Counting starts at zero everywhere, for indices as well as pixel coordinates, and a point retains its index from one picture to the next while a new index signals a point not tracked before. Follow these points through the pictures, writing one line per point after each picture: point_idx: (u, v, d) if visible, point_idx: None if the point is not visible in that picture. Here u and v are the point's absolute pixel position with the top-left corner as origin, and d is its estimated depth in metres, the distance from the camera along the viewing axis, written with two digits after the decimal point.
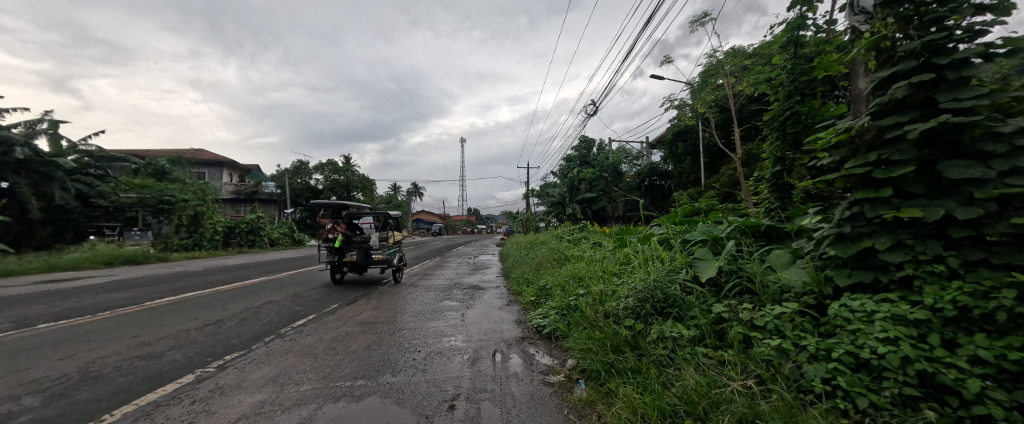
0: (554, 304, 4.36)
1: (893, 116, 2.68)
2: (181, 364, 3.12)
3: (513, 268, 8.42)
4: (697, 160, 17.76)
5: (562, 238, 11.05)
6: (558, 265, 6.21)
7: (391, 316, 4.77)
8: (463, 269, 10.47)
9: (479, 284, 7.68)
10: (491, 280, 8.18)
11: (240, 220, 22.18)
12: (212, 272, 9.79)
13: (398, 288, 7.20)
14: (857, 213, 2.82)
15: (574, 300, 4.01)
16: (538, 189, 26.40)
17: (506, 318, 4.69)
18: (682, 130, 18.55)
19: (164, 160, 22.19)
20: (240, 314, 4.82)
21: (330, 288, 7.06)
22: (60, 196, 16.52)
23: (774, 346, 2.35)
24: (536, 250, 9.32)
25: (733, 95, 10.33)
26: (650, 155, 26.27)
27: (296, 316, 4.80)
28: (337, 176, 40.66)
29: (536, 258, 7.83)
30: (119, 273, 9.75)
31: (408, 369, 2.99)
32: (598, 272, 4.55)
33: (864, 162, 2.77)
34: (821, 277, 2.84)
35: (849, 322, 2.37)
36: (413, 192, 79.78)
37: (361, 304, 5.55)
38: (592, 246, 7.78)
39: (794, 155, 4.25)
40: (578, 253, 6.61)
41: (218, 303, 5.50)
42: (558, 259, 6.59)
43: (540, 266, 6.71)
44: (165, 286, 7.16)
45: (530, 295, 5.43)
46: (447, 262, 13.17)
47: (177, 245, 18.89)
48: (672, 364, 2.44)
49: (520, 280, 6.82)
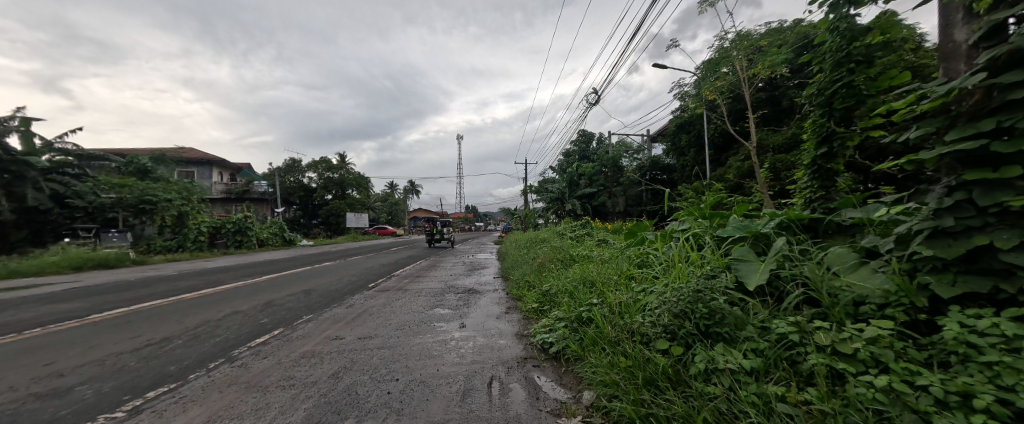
0: (561, 315, 3.69)
1: (1014, 71, 2.01)
2: (88, 405, 2.43)
3: (512, 269, 7.74)
4: (702, 153, 17.09)
5: (564, 235, 10.39)
6: (563, 267, 5.54)
7: (371, 330, 4.07)
8: (459, 270, 9.78)
9: (475, 287, 6.99)
10: (488, 282, 7.50)
11: (227, 220, 21.43)
12: (188, 276, 9.10)
13: (385, 292, 6.50)
14: (961, 201, 2.14)
15: (586, 312, 3.34)
16: (537, 185, 25.77)
17: (505, 330, 4.02)
18: (686, 121, 17.82)
19: (146, 159, 21.37)
20: (194, 329, 4.13)
21: (310, 293, 6.37)
22: (33, 197, 15.78)
23: (877, 386, 1.66)
24: (537, 248, 8.65)
25: (745, 80, 9.67)
26: (651, 149, 25.62)
27: (260, 331, 4.11)
28: (330, 174, 39.76)
29: (537, 257, 7.14)
30: (88, 278, 9.09)
31: (379, 409, 2.31)
32: (612, 275, 3.89)
33: (971, 134, 2.10)
34: (911, 285, 2.16)
35: (978, 351, 1.69)
36: (410, 189, 78.85)
37: (339, 315, 4.85)
38: (597, 244, 7.11)
39: (843, 136, 3.59)
40: (585, 253, 5.93)
41: (175, 315, 4.80)
42: (563, 260, 5.91)
43: (543, 268, 6.04)
44: (125, 294, 6.44)
45: (533, 302, 4.75)
46: (443, 261, 12.46)
47: (161, 247, 18.18)
48: (734, 411, 1.76)
49: (520, 283, 6.14)
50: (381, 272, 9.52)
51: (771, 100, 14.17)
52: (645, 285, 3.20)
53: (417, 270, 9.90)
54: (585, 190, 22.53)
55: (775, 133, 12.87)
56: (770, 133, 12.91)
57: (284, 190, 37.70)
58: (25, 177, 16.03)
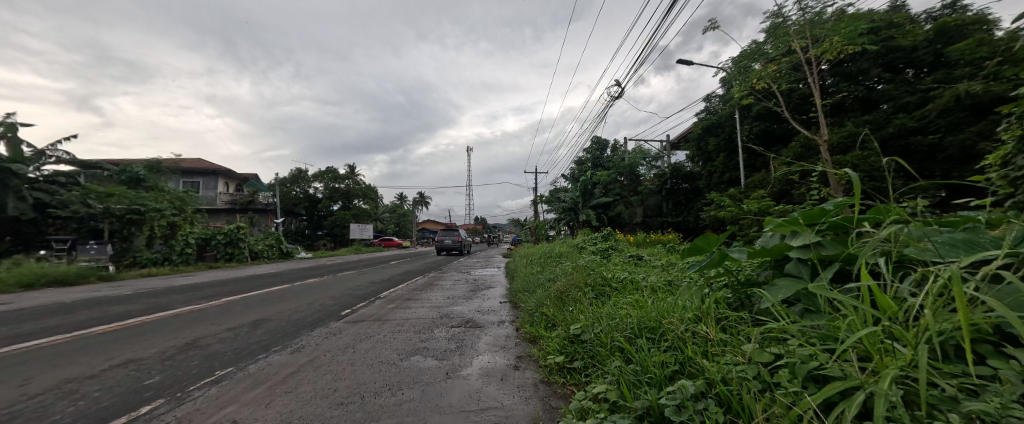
0: (613, 390, 2.12)
1: None
2: None
3: (523, 293, 6.14)
4: (733, 157, 15.52)
5: (583, 250, 8.83)
6: (596, 297, 3.91)
7: (295, 408, 2.53)
8: (458, 290, 8.18)
9: (475, 317, 5.42)
10: (493, 309, 5.94)
11: (217, 231, 20.11)
12: (142, 296, 7.67)
13: (357, 326, 4.96)
14: None
15: (672, 400, 1.75)
16: (547, 195, 24.35)
17: (514, 409, 2.46)
18: (715, 123, 16.31)
19: (141, 167, 20.37)
20: (29, 401, 2.68)
21: (258, 327, 4.86)
22: (14, 207, 14.95)
23: None
24: (554, 266, 7.08)
25: (808, 66, 7.47)
26: (671, 156, 23.92)
27: (128, 405, 2.62)
28: (336, 184, 38.75)
29: (556, 280, 5.52)
30: (25, 299, 7.67)
31: None
32: (699, 324, 2.30)
33: None
34: None
35: None
36: (418, 200, 77.79)
37: (269, 370, 3.30)
38: (634, 265, 5.48)
39: None
40: (622, 274, 4.32)
41: (41, 366, 3.36)
42: (593, 282, 4.32)
43: (566, 295, 4.42)
44: (29, 326, 5.05)
45: (558, 354, 3.16)
46: (442, 278, 10.92)
47: (147, 260, 16.96)
48: None
49: (533, 318, 4.53)
50: (366, 292, 7.96)
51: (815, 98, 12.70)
52: (805, 365, 1.57)
53: (410, 289, 8.32)
54: (601, 199, 20.93)
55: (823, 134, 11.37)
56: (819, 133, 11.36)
57: (290, 201, 36.66)
58: (8, 185, 15.22)
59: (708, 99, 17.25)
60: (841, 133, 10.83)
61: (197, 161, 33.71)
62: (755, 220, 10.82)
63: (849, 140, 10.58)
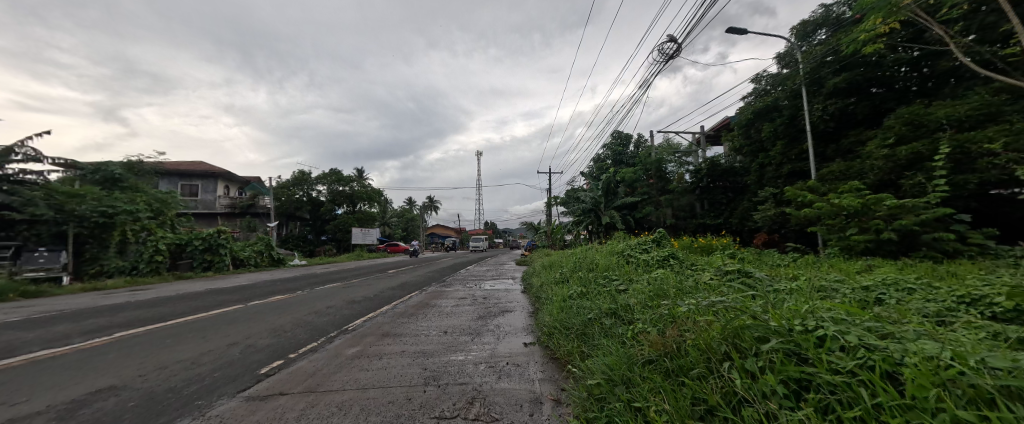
0: None
1: None
2: None
3: (566, 337, 3.70)
4: (794, 145, 13.00)
5: (635, 259, 6.44)
6: (808, 410, 1.46)
7: None
8: (461, 318, 5.78)
9: (484, 386, 3.00)
10: (515, 364, 3.51)
11: (195, 236, 17.96)
12: (21, 325, 5.48)
13: (262, 413, 2.56)
14: None
15: None
16: (564, 195, 21.86)
17: None
18: (769, 107, 13.79)
19: (119, 166, 18.39)
20: None
21: (69, 418, 2.52)
22: None
23: None
24: (608, 287, 4.70)
25: None
26: (705, 150, 21.31)
27: None
28: (340, 187, 36.75)
29: (633, 320, 3.10)
30: None
31: None
32: None
33: None
34: None
35: None
36: (426, 205, 75.73)
37: None
38: (766, 293, 3.09)
39: None
40: (822, 324, 1.91)
41: None
42: (758, 340, 1.90)
43: (692, 375, 1.97)
44: None
45: None
46: (444, 294, 8.55)
47: (114, 270, 14.89)
48: None
49: (612, 420, 2.06)
50: (331, 320, 5.64)
51: (906, 67, 10.31)
52: None
53: (394, 316, 5.96)
54: (627, 199, 18.42)
55: (937, 107, 8.73)
56: (933, 107, 8.79)
57: (291, 205, 34.65)
58: None
59: (758, 80, 14.71)
60: (967, 104, 8.20)
61: (195, 164, 32.08)
62: (851, 219, 8.28)
63: (981, 112, 7.94)
